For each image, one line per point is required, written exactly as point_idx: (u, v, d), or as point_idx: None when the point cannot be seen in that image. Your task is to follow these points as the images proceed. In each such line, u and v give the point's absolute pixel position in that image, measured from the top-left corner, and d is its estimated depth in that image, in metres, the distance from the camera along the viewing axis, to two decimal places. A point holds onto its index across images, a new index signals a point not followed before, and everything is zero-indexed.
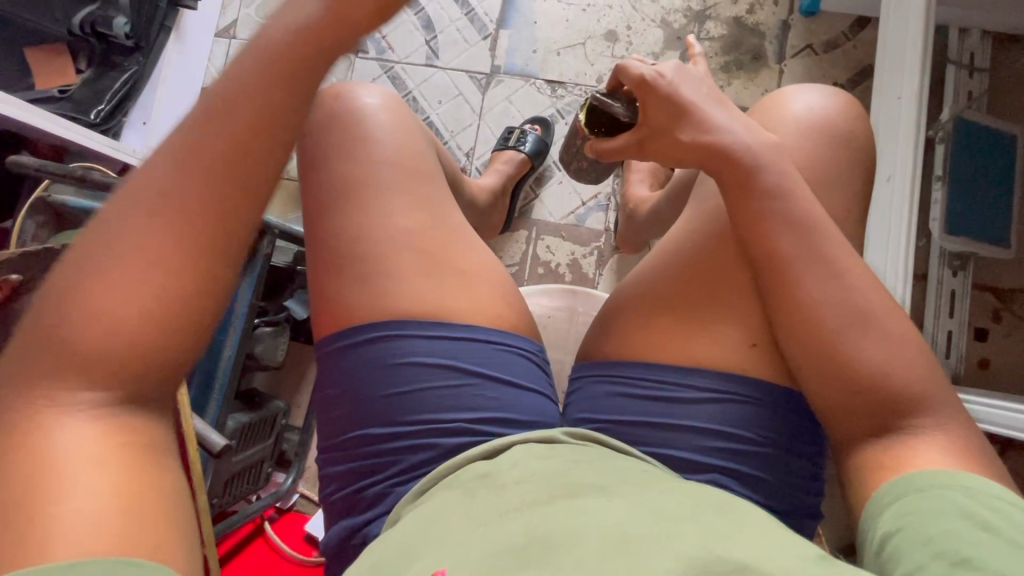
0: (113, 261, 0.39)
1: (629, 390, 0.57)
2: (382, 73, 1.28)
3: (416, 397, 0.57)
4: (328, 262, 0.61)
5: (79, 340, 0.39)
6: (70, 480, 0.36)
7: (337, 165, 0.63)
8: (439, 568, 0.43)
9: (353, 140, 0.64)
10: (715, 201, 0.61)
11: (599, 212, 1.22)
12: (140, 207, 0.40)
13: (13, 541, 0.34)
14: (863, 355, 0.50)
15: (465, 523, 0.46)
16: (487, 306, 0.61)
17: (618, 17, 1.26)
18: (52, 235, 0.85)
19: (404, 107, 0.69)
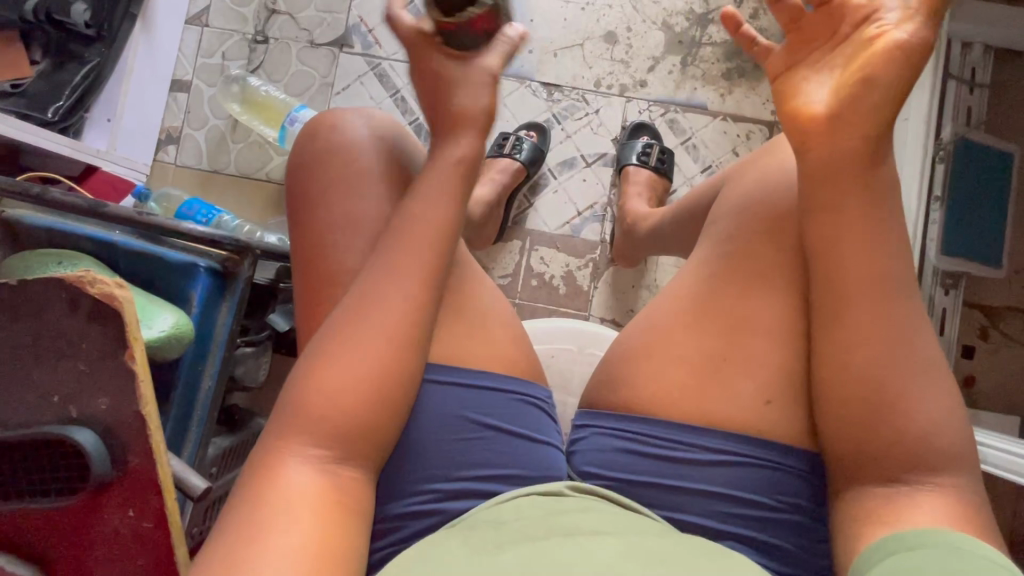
0: (357, 354, 0.49)
1: (642, 447, 0.54)
2: (368, 70, 1.21)
3: (419, 455, 0.54)
4: (329, 306, 0.58)
5: (323, 416, 0.48)
6: (273, 524, 0.44)
7: (335, 203, 0.59)
8: None
9: (348, 175, 0.60)
10: (733, 242, 0.59)
11: (595, 223, 1.18)
12: (381, 314, 0.50)
13: (234, 560, 0.42)
14: (885, 411, 0.47)
15: (458, 561, 0.44)
16: (495, 350, 0.58)
17: (619, 17, 1.21)
18: (9, 253, 0.78)
19: (400, 132, 0.64)
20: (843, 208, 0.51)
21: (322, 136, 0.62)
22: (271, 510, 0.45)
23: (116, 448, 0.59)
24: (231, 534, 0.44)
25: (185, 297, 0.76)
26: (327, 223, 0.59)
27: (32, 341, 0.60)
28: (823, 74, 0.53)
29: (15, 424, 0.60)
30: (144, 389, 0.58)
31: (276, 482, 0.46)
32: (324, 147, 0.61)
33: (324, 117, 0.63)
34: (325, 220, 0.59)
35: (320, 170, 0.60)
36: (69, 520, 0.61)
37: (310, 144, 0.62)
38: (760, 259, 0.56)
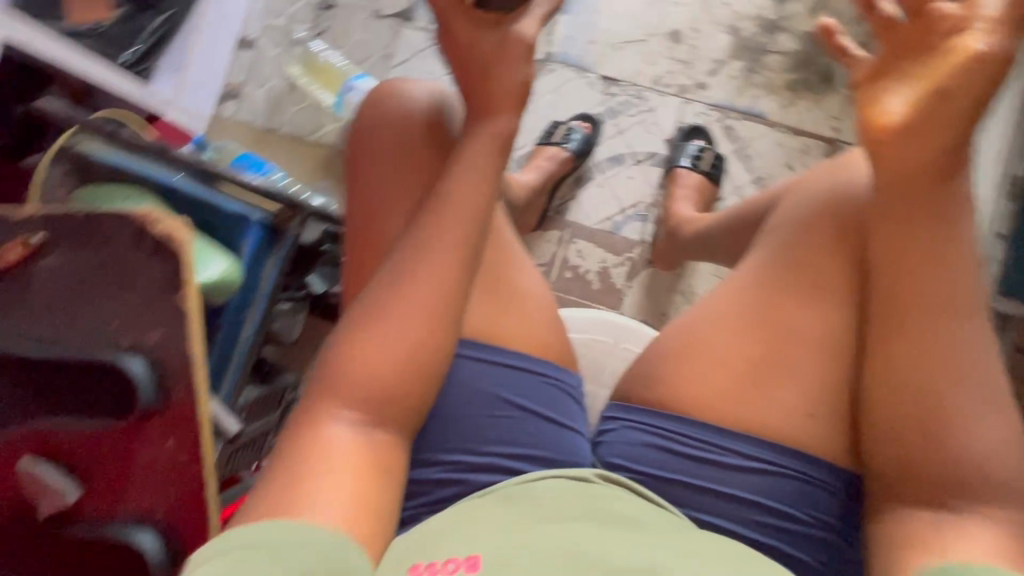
0: (408, 319, 0.50)
1: (672, 446, 0.54)
2: (429, 45, 1.22)
3: (454, 427, 0.55)
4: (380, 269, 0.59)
5: (370, 373, 0.49)
6: (319, 476, 0.46)
7: (394, 172, 0.60)
8: (472, 554, 0.43)
9: (409, 145, 0.61)
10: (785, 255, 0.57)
11: (637, 222, 1.17)
12: (435, 280, 0.51)
13: (283, 505, 0.44)
14: (936, 435, 0.46)
15: (496, 525, 0.46)
16: (532, 330, 0.58)
17: (686, 16, 1.19)
18: (76, 187, 0.81)
19: (450, 102, 0.64)
20: (904, 229, 0.50)
21: (383, 104, 0.63)
22: (317, 463, 0.46)
23: (163, 382, 0.62)
24: (280, 480, 0.46)
25: (236, 247, 0.79)
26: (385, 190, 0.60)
27: (94, 271, 0.62)
28: (900, 84, 0.52)
29: (69, 345, 0.62)
30: (195, 329, 0.61)
31: (319, 439, 0.48)
32: (385, 116, 0.62)
33: (386, 87, 0.64)
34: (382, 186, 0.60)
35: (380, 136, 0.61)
36: (116, 441, 0.64)
37: (369, 111, 0.63)
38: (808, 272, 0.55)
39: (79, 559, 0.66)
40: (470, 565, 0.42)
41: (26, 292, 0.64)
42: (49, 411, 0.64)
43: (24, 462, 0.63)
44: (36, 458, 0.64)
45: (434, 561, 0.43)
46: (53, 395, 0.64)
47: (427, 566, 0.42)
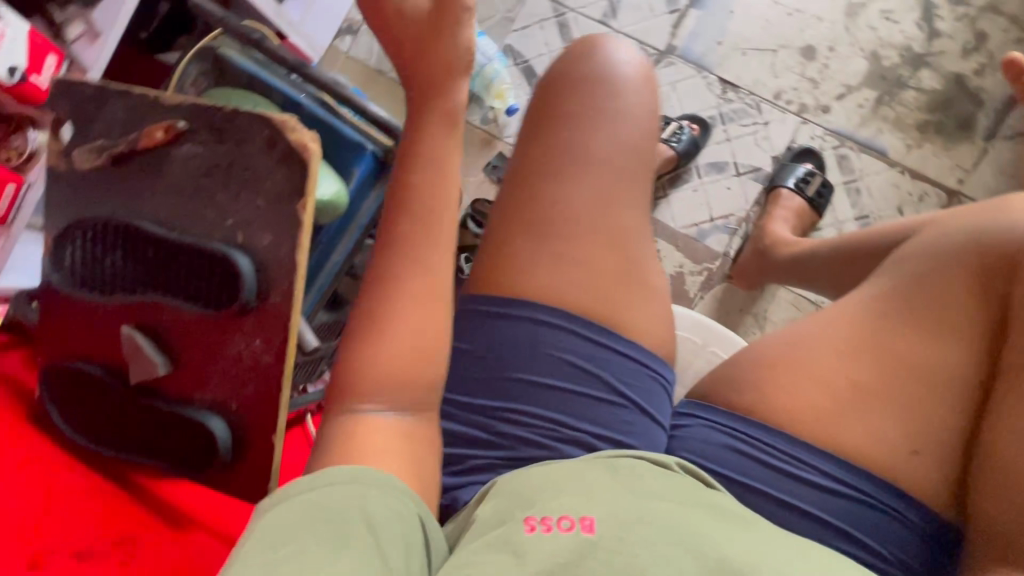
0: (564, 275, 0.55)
1: (754, 453, 0.53)
2: (552, 16, 1.20)
3: (541, 391, 0.55)
4: (516, 217, 0.58)
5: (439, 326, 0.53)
6: (368, 452, 0.48)
7: (562, 130, 0.59)
8: (585, 514, 0.43)
9: (587, 111, 0.59)
10: (916, 295, 0.55)
11: (724, 234, 1.13)
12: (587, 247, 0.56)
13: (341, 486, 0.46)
14: None
15: (609, 492, 0.45)
16: (643, 316, 0.57)
17: (825, 34, 1.13)
18: (211, 86, 0.85)
19: (649, 74, 0.62)
20: None
21: (579, 63, 0.61)
22: (361, 444, 0.48)
23: (266, 282, 0.65)
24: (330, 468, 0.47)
25: (346, 173, 0.81)
26: (538, 151, 0.59)
27: (226, 166, 0.65)
28: None
29: (188, 232, 0.66)
30: (303, 237, 0.63)
31: (354, 429, 0.49)
32: (575, 75, 0.61)
33: (587, 44, 0.62)
34: (534, 148, 0.60)
35: (558, 99, 0.60)
36: (208, 330, 0.68)
37: (566, 68, 0.62)
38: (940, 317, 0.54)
39: (149, 432, 0.70)
40: (585, 526, 0.42)
41: (157, 173, 0.67)
42: (150, 289, 0.68)
43: (127, 329, 0.68)
44: (135, 330, 0.69)
45: (548, 515, 0.43)
46: (159, 276, 0.67)
47: (541, 519, 0.43)
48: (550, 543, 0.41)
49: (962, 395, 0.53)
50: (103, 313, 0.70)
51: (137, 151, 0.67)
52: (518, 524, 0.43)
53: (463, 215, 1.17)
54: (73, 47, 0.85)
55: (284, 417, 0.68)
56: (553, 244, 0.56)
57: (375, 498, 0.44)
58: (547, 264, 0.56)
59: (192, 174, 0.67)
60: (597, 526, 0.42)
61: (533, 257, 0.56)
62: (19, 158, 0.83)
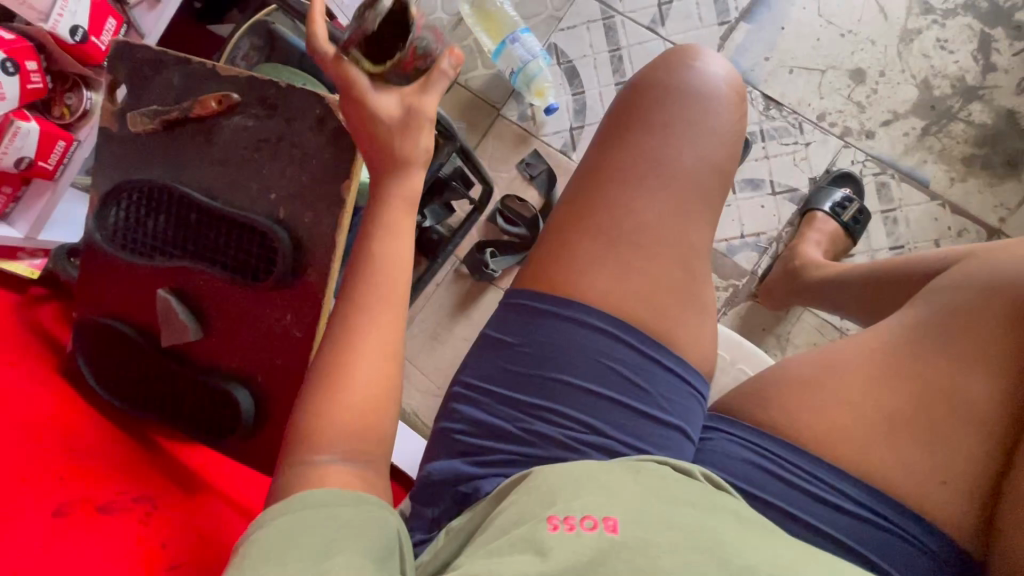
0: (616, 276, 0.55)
1: (779, 470, 0.52)
2: (600, 18, 1.20)
3: (572, 391, 0.54)
4: (569, 215, 0.59)
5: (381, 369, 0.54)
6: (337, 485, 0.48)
7: (632, 137, 0.59)
8: (608, 515, 0.43)
9: (664, 119, 0.59)
10: (990, 336, 0.53)
11: (753, 252, 1.12)
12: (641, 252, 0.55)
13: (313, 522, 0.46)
14: None
15: (632, 494, 0.45)
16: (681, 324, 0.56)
17: (876, 58, 1.11)
18: (261, 60, 0.86)
19: (743, 96, 0.63)
20: None
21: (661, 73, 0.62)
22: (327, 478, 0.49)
23: (303, 257, 0.66)
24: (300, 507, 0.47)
25: None
26: (620, 148, 0.59)
27: (275, 140, 0.66)
28: None
29: (232, 202, 0.67)
30: (345, 213, 0.65)
31: (320, 473, 0.49)
32: (654, 85, 0.61)
33: (672, 56, 0.63)
34: (620, 141, 0.60)
35: (659, 94, 0.60)
36: (243, 300, 0.69)
37: (647, 77, 0.62)
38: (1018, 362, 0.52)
39: (173, 392, 0.69)
40: (608, 527, 0.42)
41: (206, 142, 0.68)
42: (188, 255, 0.68)
43: (162, 293, 0.69)
44: (169, 293, 0.69)
45: (571, 515, 0.43)
46: (198, 244, 0.68)
47: (564, 519, 0.42)
48: (573, 542, 0.41)
49: (999, 436, 0.52)
50: (141, 273, 0.71)
51: (190, 118, 0.68)
52: (541, 523, 0.43)
53: (493, 210, 1.17)
54: (132, 11, 0.86)
55: None
56: (601, 245, 0.56)
57: (347, 514, 0.46)
58: (603, 266, 0.56)
59: (239, 146, 0.68)
60: (621, 528, 0.41)
61: (589, 261, 0.56)
62: (72, 116, 0.84)
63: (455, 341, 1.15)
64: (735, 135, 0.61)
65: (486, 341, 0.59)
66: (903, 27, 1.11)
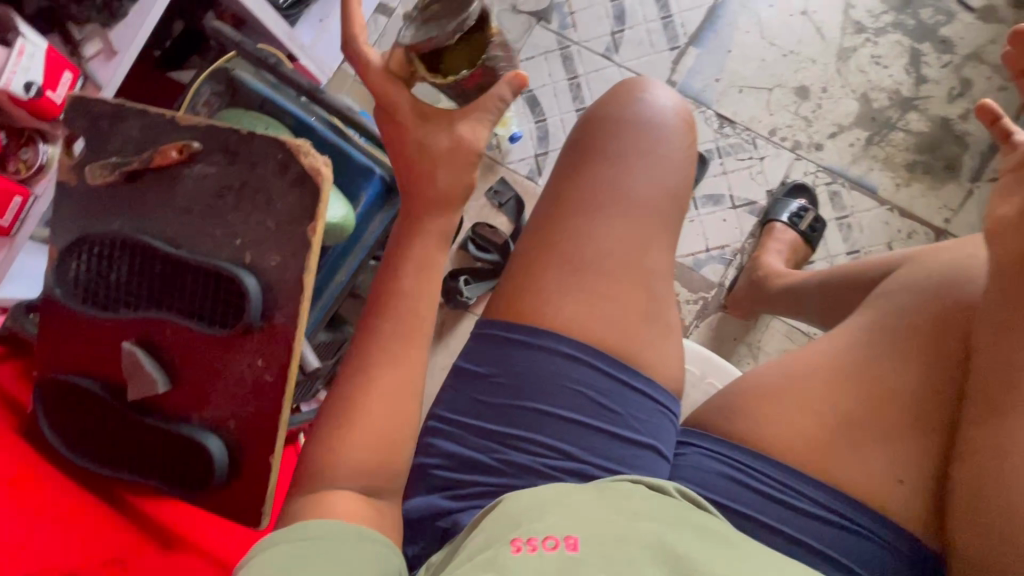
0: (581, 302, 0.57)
1: (749, 481, 0.54)
2: (557, 49, 1.24)
3: (546, 419, 0.55)
4: (530, 246, 0.60)
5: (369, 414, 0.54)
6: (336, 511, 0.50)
7: (588, 165, 0.62)
8: (568, 534, 0.43)
9: (616, 149, 0.62)
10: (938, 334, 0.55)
11: (719, 264, 1.15)
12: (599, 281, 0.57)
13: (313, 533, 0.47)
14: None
15: (600, 515, 0.45)
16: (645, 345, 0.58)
17: (818, 75, 1.17)
18: (222, 106, 0.86)
19: (692, 123, 0.66)
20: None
21: (613, 106, 0.65)
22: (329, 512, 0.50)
23: (272, 301, 0.66)
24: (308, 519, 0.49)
25: (353, 196, 0.82)
26: (577, 179, 0.61)
27: (238, 186, 0.67)
28: None
29: (196, 249, 0.67)
30: (313, 256, 0.65)
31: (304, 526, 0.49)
32: (606, 117, 0.64)
33: (624, 88, 0.66)
34: (577, 172, 0.62)
35: (610, 124, 0.63)
36: (211, 347, 0.68)
37: (599, 109, 0.65)
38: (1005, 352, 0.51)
39: (140, 446, 0.68)
40: (569, 544, 0.42)
41: (168, 191, 0.68)
42: (151, 305, 0.67)
43: (127, 345, 0.68)
44: (134, 344, 0.68)
45: (534, 535, 0.43)
46: (162, 293, 0.67)
47: (527, 540, 0.43)
48: (535, 563, 0.41)
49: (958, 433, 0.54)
50: (104, 326, 0.70)
51: (151, 169, 0.68)
52: (504, 546, 0.43)
53: (464, 239, 1.18)
54: (89, 64, 0.86)
55: (282, 438, 0.68)
56: (562, 272, 0.58)
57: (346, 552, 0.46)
58: (568, 292, 0.57)
59: (201, 193, 0.68)
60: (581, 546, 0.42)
61: (555, 289, 0.58)
62: (28, 171, 0.83)
63: (433, 370, 1.15)
64: (687, 159, 0.64)
65: (458, 373, 0.60)
66: (840, 46, 1.18)
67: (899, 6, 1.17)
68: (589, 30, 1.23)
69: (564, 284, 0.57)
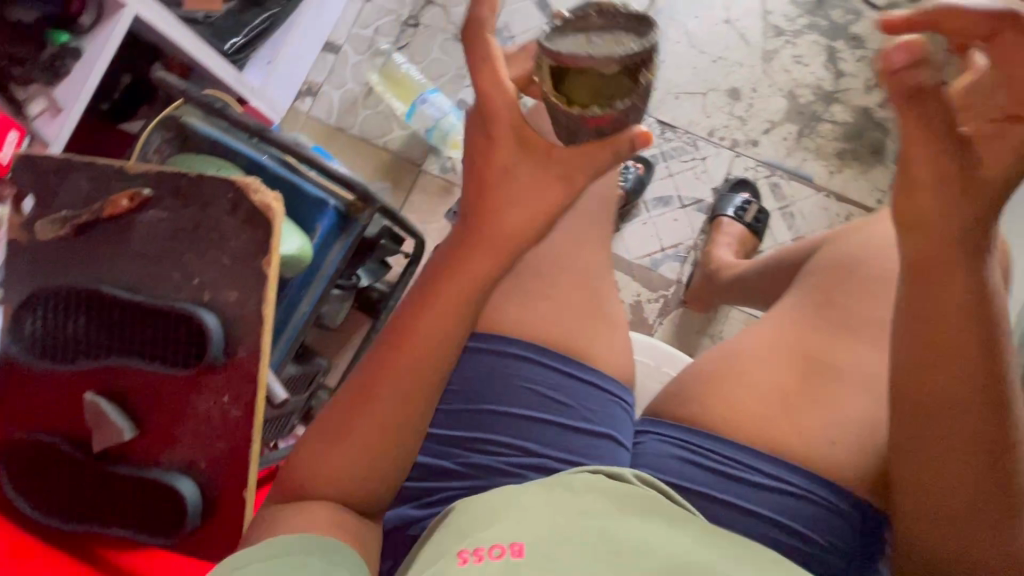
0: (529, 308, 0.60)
1: (698, 459, 0.57)
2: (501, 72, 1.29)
3: (505, 419, 0.58)
4: None
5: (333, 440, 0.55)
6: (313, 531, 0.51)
7: None
8: (515, 540, 0.43)
9: None
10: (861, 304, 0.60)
11: (675, 262, 1.20)
12: (543, 288, 0.61)
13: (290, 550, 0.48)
14: (959, 501, 0.48)
15: (547, 515, 0.46)
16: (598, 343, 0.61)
17: (746, 76, 1.25)
18: (174, 152, 0.88)
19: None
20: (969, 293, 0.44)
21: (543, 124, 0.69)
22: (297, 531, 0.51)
23: (233, 338, 0.67)
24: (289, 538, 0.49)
25: (310, 228, 0.84)
26: None
27: (192, 228, 0.68)
28: None
29: (154, 293, 0.68)
30: (270, 291, 0.66)
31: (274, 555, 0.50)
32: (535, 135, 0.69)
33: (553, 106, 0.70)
34: None
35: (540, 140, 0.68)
36: (176, 389, 0.68)
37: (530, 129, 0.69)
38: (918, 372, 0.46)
39: (108, 497, 0.67)
40: (515, 550, 0.42)
41: (122, 238, 0.69)
42: (112, 353, 0.68)
43: (90, 396, 0.68)
44: (98, 395, 0.68)
45: (479, 546, 0.43)
46: (121, 341, 0.67)
47: (473, 551, 0.43)
48: (479, 571, 0.41)
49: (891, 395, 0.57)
50: (65, 380, 0.70)
51: (102, 219, 0.69)
52: (452, 559, 0.43)
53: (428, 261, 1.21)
54: (35, 121, 0.88)
55: (254, 472, 0.68)
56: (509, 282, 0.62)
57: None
58: (514, 300, 0.61)
59: (156, 238, 0.69)
60: (526, 552, 0.42)
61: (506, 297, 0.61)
62: None
63: None
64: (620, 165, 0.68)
65: None
66: (763, 49, 1.26)
67: (812, 8, 1.26)
68: None
69: (512, 294, 0.61)
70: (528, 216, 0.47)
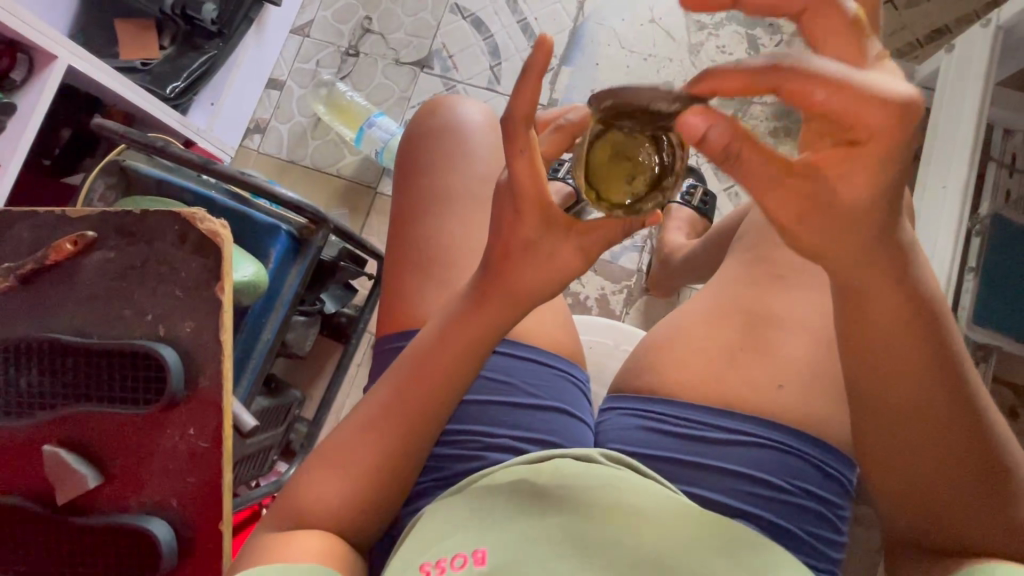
0: None
1: (659, 426, 0.59)
2: (443, 90, 1.32)
3: (468, 408, 0.62)
4: (422, 264, 0.67)
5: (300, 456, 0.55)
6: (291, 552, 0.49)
7: (455, 185, 0.70)
8: (476, 547, 0.45)
9: (480, 172, 0.70)
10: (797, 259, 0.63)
11: (633, 253, 1.24)
12: None
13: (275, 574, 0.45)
14: (926, 473, 0.47)
15: (509, 518, 0.47)
16: (549, 330, 0.65)
17: (677, 70, 1.31)
18: (118, 197, 0.88)
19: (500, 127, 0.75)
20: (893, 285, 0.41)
21: (464, 136, 0.72)
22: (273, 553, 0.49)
23: (192, 372, 0.66)
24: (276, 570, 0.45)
25: (265, 254, 0.85)
26: (450, 200, 0.69)
27: (141, 265, 0.68)
28: None
29: (107, 335, 0.67)
30: (226, 319, 0.66)
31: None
32: (458, 143, 0.72)
33: (468, 119, 0.74)
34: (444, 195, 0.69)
35: (463, 150, 0.71)
36: (139, 430, 0.67)
37: (452, 138, 0.72)
38: (868, 373, 0.44)
39: (78, 547, 0.65)
40: (477, 558, 0.44)
41: (69, 283, 0.69)
42: (69, 400, 0.67)
43: (49, 447, 0.66)
44: (57, 446, 0.67)
45: (442, 558, 0.44)
46: (77, 386, 0.66)
47: (435, 564, 0.44)
48: None
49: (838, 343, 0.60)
50: (21, 433, 0.68)
51: (47, 266, 0.69)
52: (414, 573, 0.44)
53: None
54: None
55: (229, 506, 0.66)
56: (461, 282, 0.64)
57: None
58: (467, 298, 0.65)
59: (105, 280, 0.69)
60: (487, 560, 0.43)
61: None
62: None
63: None
64: None
65: None
66: (689, 43, 1.32)
67: None
68: (469, 68, 1.32)
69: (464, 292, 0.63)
70: (545, 276, 0.49)
